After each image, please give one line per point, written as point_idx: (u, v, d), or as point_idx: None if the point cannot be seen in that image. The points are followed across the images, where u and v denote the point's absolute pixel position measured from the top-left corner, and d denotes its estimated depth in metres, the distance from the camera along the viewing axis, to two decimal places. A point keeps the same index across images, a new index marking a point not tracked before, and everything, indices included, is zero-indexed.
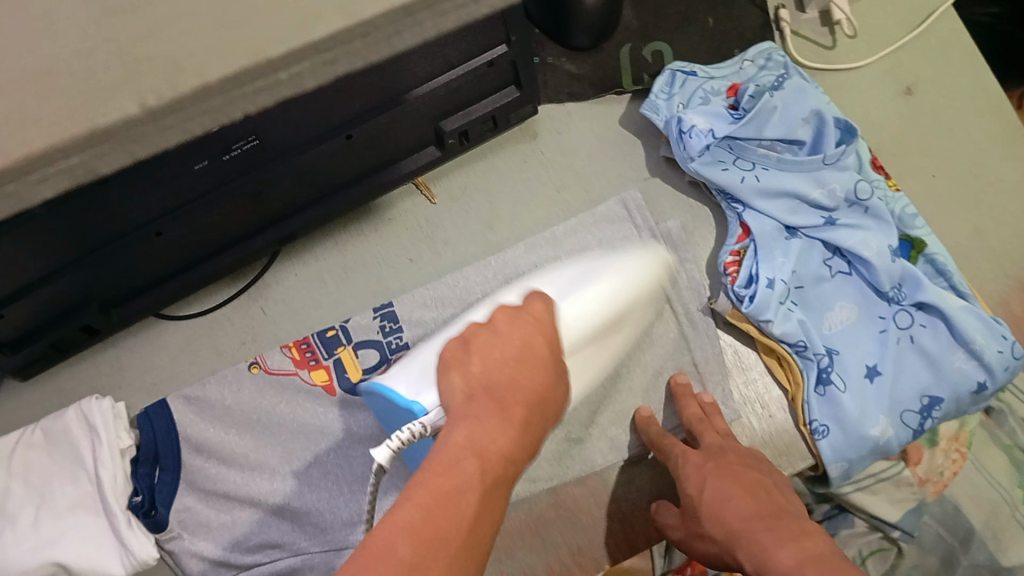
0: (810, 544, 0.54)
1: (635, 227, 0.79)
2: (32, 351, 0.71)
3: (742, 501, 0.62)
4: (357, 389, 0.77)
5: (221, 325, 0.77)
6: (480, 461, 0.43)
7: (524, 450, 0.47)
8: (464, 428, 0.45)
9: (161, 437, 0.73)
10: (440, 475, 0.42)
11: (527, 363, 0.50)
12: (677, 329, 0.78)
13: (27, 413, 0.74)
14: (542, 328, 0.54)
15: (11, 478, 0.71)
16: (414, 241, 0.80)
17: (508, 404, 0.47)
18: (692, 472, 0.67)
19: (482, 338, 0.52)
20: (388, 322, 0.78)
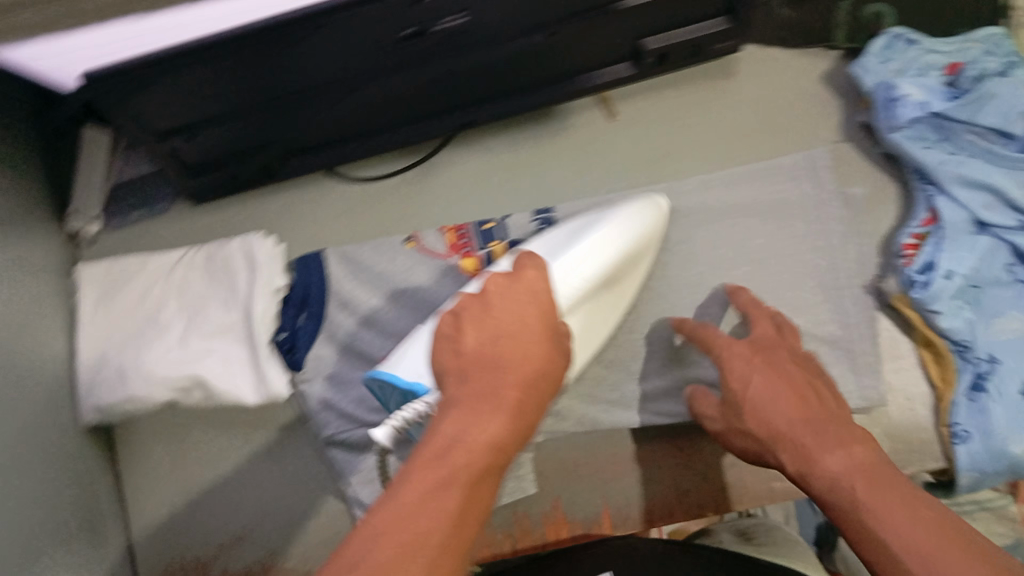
0: (859, 453, 0.52)
1: (817, 189, 0.76)
2: (210, 180, 0.75)
3: (789, 399, 0.57)
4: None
5: (386, 194, 0.79)
6: (468, 451, 0.44)
7: (522, 430, 0.47)
8: (496, 422, 0.45)
9: (314, 286, 0.76)
10: (433, 470, 0.43)
11: (539, 334, 0.49)
12: (835, 303, 0.74)
13: (192, 235, 0.79)
14: (536, 301, 0.51)
15: (169, 291, 0.75)
16: (588, 154, 0.78)
17: (502, 384, 0.46)
18: (737, 363, 0.62)
19: (489, 306, 0.50)
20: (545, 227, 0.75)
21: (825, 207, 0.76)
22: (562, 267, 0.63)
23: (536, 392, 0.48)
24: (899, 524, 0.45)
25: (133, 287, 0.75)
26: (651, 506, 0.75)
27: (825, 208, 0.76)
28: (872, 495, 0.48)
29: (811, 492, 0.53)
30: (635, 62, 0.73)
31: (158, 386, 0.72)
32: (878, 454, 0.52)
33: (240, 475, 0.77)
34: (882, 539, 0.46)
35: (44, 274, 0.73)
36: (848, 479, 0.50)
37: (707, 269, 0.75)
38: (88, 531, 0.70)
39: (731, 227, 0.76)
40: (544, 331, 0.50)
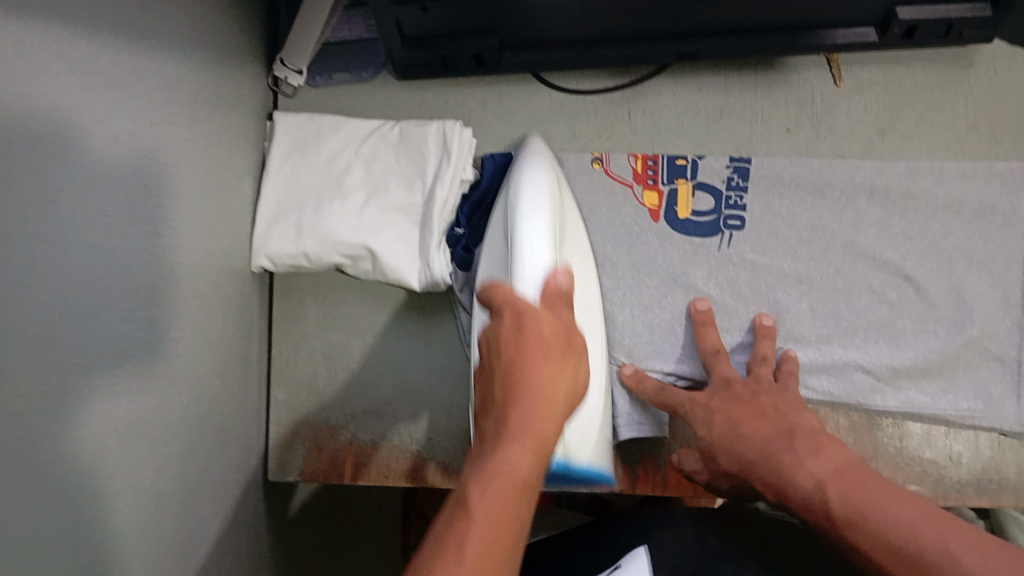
0: (834, 458, 0.54)
1: None
2: (425, 57, 0.75)
3: (756, 425, 0.61)
4: (680, 226, 0.76)
5: (589, 110, 0.79)
6: (500, 484, 0.42)
7: (545, 460, 0.45)
8: (516, 453, 0.43)
9: (495, 185, 0.76)
10: (465, 514, 0.41)
11: (553, 359, 0.48)
12: (1018, 322, 0.72)
13: (391, 108, 0.79)
14: (563, 326, 0.51)
15: (359, 159, 0.76)
16: (798, 114, 0.77)
17: (517, 419, 0.45)
18: (698, 414, 0.65)
19: (519, 328, 0.49)
20: (737, 176, 0.76)
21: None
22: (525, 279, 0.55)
23: (553, 419, 0.46)
24: (899, 516, 0.47)
25: (324, 147, 0.77)
26: None
27: None
28: (881, 506, 0.48)
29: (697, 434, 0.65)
30: (881, 30, 0.71)
31: (331, 247, 0.73)
32: (785, 396, 0.65)
33: (384, 352, 0.78)
34: (880, 531, 0.47)
35: (245, 114, 0.74)
36: (841, 486, 0.51)
37: (896, 256, 0.73)
38: (239, 366, 0.72)
39: (930, 221, 0.74)
40: (564, 352, 0.49)
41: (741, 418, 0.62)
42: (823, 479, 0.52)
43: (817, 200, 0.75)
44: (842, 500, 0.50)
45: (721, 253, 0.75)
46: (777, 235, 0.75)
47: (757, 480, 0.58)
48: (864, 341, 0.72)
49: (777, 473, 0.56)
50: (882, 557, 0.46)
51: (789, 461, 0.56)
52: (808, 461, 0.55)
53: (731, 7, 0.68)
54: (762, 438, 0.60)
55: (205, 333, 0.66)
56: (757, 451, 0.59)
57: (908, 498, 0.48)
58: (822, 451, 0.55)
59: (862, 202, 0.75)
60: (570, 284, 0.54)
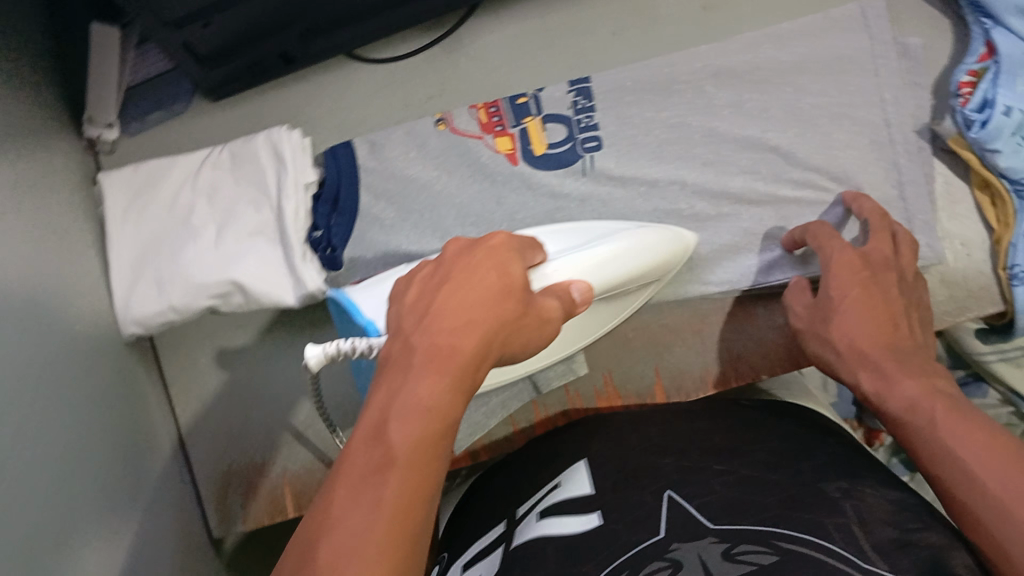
0: (938, 384, 0.51)
1: (871, 39, 0.72)
2: (230, 72, 0.71)
3: (882, 319, 0.58)
4: (541, 163, 0.72)
5: (412, 74, 0.75)
6: (399, 420, 0.40)
7: (456, 390, 0.42)
8: (426, 385, 0.41)
9: (344, 177, 0.73)
10: (372, 450, 0.39)
11: (482, 296, 0.46)
12: (893, 157, 0.71)
13: (216, 131, 0.75)
14: (498, 255, 0.49)
15: (196, 194, 0.72)
16: (621, 14, 0.75)
17: (432, 345, 0.43)
18: (842, 271, 0.61)
19: (454, 265, 0.48)
20: (582, 99, 0.73)
21: (881, 59, 0.72)
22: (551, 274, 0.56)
23: (466, 337, 0.44)
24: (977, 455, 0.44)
25: (160, 191, 0.73)
26: (703, 376, 0.71)
27: (880, 61, 0.72)
28: (966, 439, 0.45)
29: (824, 294, 0.62)
30: None
31: (195, 293, 0.69)
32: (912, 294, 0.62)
33: (293, 376, 0.75)
34: (964, 467, 0.44)
35: (68, 183, 0.69)
36: (925, 405, 0.50)
37: (758, 131, 0.72)
38: (145, 437, 0.69)
39: (783, 86, 0.72)
40: (510, 295, 0.47)
41: (876, 307, 0.58)
42: (913, 401, 0.51)
43: (666, 99, 0.73)
44: (926, 425, 0.48)
45: (590, 176, 0.72)
46: (637, 145, 0.73)
47: (861, 376, 0.56)
48: (752, 221, 0.71)
49: (878, 377, 0.54)
50: (953, 474, 0.45)
51: (887, 370, 0.54)
52: (901, 380, 0.52)
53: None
54: (885, 337, 0.57)
55: (96, 417, 0.62)
56: (889, 343, 0.56)
57: (979, 430, 0.46)
58: (929, 373, 0.53)
59: (710, 86, 0.73)
60: (581, 302, 0.54)
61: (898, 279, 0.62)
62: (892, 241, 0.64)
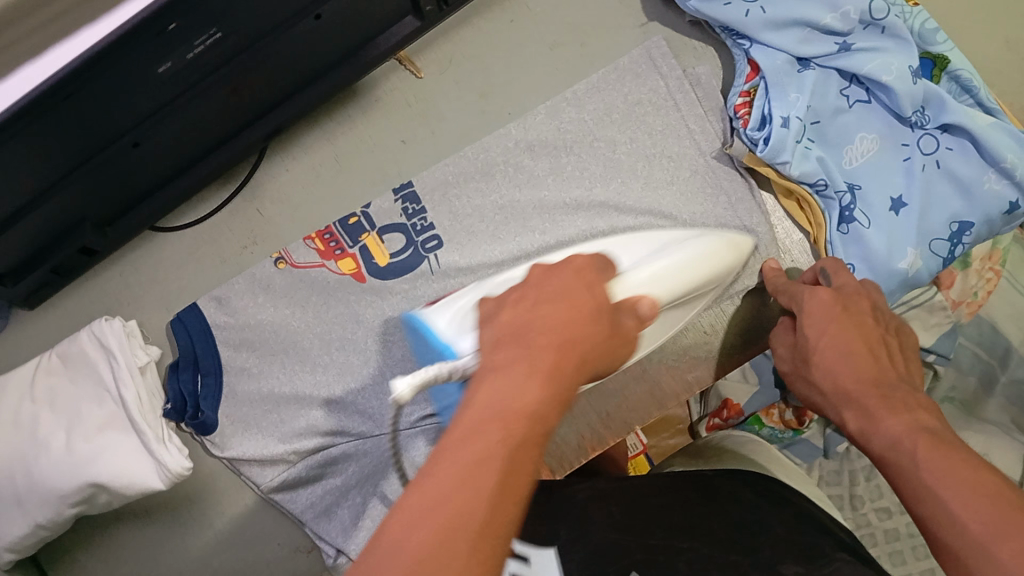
0: (925, 420, 0.49)
1: (663, 77, 0.77)
2: (35, 280, 0.71)
3: (862, 356, 0.55)
4: (388, 273, 0.74)
5: (220, 231, 0.77)
6: (501, 420, 0.35)
7: (557, 401, 0.37)
8: (530, 392, 0.36)
9: (196, 343, 0.73)
10: (464, 440, 0.34)
11: (565, 314, 0.42)
12: (691, 189, 0.75)
13: (47, 335, 0.75)
14: (584, 276, 0.46)
15: (35, 407, 0.70)
16: (406, 121, 0.78)
17: (529, 354, 0.38)
18: (817, 310, 0.59)
19: (530, 285, 0.45)
20: (411, 204, 0.76)
21: (678, 93, 0.77)
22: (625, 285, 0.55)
23: (557, 351, 0.39)
24: (952, 498, 0.42)
25: (2, 405, 0.70)
26: (580, 442, 0.76)
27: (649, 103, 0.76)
28: (946, 479, 0.43)
29: (801, 332, 0.60)
30: (419, 13, 0.73)
31: (56, 504, 0.68)
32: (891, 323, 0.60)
33: (186, 553, 0.75)
34: (942, 512, 0.42)
35: None
36: (909, 441, 0.47)
37: (585, 190, 0.75)
38: None
39: (586, 145, 0.76)
40: (595, 315, 0.43)
41: (844, 343, 0.56)
42: (897, 440, 0.48)
43: (488, 181, 0.76)
44: (905, 463, 0.47)
45: (439, 275, 0.73)
46: (475, 232, 0.74)
47: (849, 415, 0.54)
48: None
49: (861, 413, 0.52)
50: (937, 520, 0.42)
51: (870, 407, 0.52)
52: (883, 415, 0.51)
53: (291, 61, 0.68)
54: (867, 371, 0.54)
55: None
56: (863, 378, 0.54)
57: (967, 465, 0.43)
58: (913, 408, 0.50)
59: (527, 160, 0.76)
60: (648, 318, 0.48)
61: (873, 307, 0.60)
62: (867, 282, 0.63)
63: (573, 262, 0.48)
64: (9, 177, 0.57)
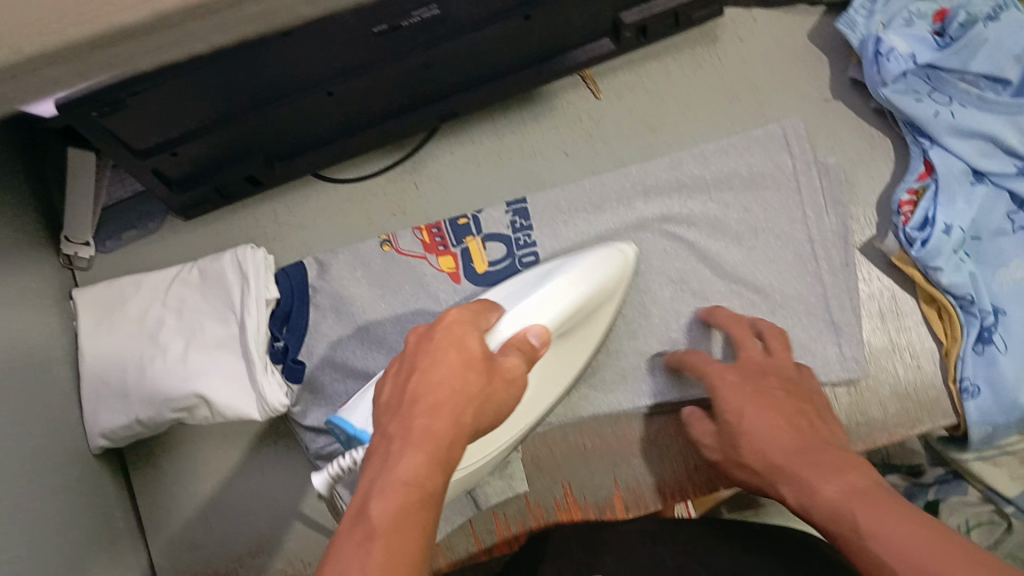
0: (854, 478, 0.50)
1: (793, 158, 0.78)
2: (197, 194, 0.74)
3: (783, 436, 0.57)
4: (482, 280, 0.76)
5: (373, 194, 0.80)
6: (383, 496, 0.39)
7: (444, 458, 0.41)
8: (412, 460, 0.40)
9: (294, 297, 0.76)
10: (359, 525, 0.38)
11: (454, 367, 0.45)
12: (822, 270, 0.76)
13: (188, 249, 0.78)
14: (458, 336, 0.48)
15: (164, 313, 0.75)
16: (571, 135, 0.80)
17: (409, 420, 0.42)
18: (731, 393, 0.64)
19: (410, 352, 0.47)
20: (519, 218, 0.77)
21: (828, 176, 0.78)
22: (520, 310, 0.57)
23: (439, 404, 0.43)
24: (900, 536, 0.43)
25: (129, 309, 0.74)
26: (658, 487, 0.75)
27: (801, 177, 0.77)
28: (877, 520, 0.45)
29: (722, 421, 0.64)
30: (615, 38, 0.75)
31: (160, 407, 0.71)
32: (824, 407, 0.63)
33: (255, 487, 0.77)
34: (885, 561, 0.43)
35: (46, 296, 0.71)
36: (845, 505, 0.48)
37: (721, 245, 0.77)
38: (118, 546, 0.70)
39: (706, 202, 0.77)
40: (477, 365, 0.46)
41: (771, 431, 0.58)
42: (837, 505, 0.48)
43: (628, 212, 0.77)
44: (851, 527, 0.46)
45: None
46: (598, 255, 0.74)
47: (783, 489, 0.54)
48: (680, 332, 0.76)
49: (798, 485, 0.53)
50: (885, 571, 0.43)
51: (805, 481, 0.52)
52: (825, 484, 0.50)
53: (485, 53, 0.70)
54: (807, 453, 0.55)
55: (75, 527, 0.63)
56: (789, 456, 0.55)
57: (905, 511, 0.45)
58: (844, 470, 0.51)
59: (672, 204, 0.77)
60: (541, 344, 0.54)
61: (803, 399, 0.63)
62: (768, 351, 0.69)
63: (422, 326, 0.49)
64: (203, 95, 0.60)
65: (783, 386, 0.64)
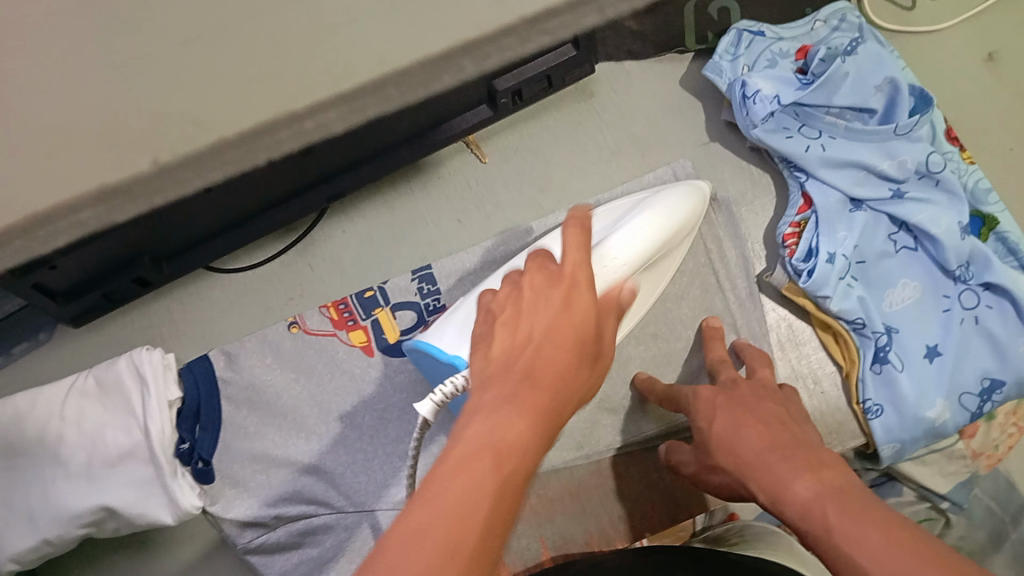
0: (829, 477, 0.52)
1: None
2: (85, 302, 0.73)
3: (755, 432, 0.59)
4: (395, 350, 0.77)
5: (270, 281, 0.79)
6: (500, 456, 0.34)
7: (546, 430, 0.36)
8: (519, 427, 0.35)
9: (203, 390, 0.74)
10: (463, 473, 0.33)
11: (579, 352, 0.39)
12: (724, 307, 0.79)
13: (85, 357, 0.77)
14: (579, 312, 0.40)
15: (62, 424, 0.71)
16: (462, 202, 0.82)
17: (523, 387, 0.37)
18: (703, 405, 0.66)
19: (518, 307, 0.40)
20: (426, 284, 0.78)
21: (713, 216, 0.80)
22: (615, 242, 0.59)
23: (564, 371, 0.38)
24: (874, 548, 0.44)
25: (27, 425, 0.70)
26: (586, 542, 0.75)
27: None
28: (850, 523, 0.46)
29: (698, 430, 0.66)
30: (493, 105, 0.76)
31: (67, 524, 0.68)
32: (789, 401, 0.66)
33: None
34: (859, 564, 0.44)
35: None
36: (818, 507, 0.50)
37: None
38: None
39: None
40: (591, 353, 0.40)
41: (742, 421, 0.62)
42: (808, 502, 0.51)
43: None
44: (821, 527, 0.48)
45: None
46: None
47: (754, 486, 0.56)
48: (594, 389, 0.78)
49: (769, 483, 0.55)
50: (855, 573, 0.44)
51: (779, 474, 0.54)
52: (800, 479, 0.52)
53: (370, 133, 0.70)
54: (780, 441, 0.57)
55: None
56: (761, 449, 0.58)
57: (865, 510, 0.47)
58: (818, 467, 0.53)
59: None
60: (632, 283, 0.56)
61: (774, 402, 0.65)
62: (756, 357, 0.73)
63: (531, 283, 0.42)
64: None
65: (760, 395, 0.65)
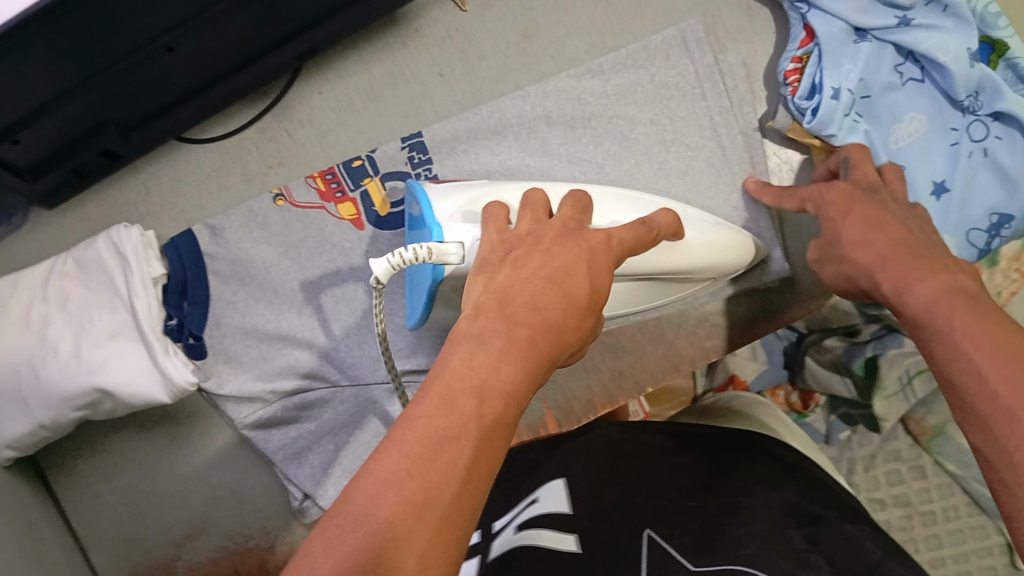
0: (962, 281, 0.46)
1: (694, 64, 0.74)
2: (54, 177, 0.69)
3: (890, 230, 0.53)
4: (386, 224, 0.73)
5: (245, 149, 0.76)
6: (483, 399, 0.32)
7: (541, 372, 0.35)
8: (511, 368, 0.33)
9: (188, 267, 0.72)
10: (433, 421, 0.30)
11: (589, 274, 0.39)
12: None
13: (63, 238, 0.74)
14: (591, 253, 0.40)
15: (46, 306, 0.68)
16: (442, 54, 0.78)
17: (515, 322, 0.35)
18: (838, 200, 0.60)
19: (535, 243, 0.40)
20: (417, 153, 0.74)
21: (705, 82, 0.74)
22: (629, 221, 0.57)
23: (570, 320, 0.37)
24: (979, 354, 0.38)
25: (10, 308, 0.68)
26: (588, 397, 0.76)
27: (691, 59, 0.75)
28: (962, 318, 0.41)
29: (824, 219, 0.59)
30: None
31: (61, 406, 0.66)
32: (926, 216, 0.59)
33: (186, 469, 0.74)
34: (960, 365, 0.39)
35: None
36: (936, 303, 0.44)
37: (620, 145, 0.74)
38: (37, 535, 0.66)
39: (613, 119, 0.74)
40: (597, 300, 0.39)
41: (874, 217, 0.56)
42: (929, 296, 0.44)
43: (501, 141, 0.74)
44: (938, 321, 0.42)
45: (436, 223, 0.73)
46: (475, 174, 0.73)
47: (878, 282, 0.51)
48: None
49: (893, 278, 0.49)
50: (961, 372, 0.38)
51: (902, 275, 0.48)
52: (927, 281, 0.46)
53: None
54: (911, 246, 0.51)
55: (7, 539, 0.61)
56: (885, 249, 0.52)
57: (984, 320, 0.40)
58: (948, 270, 0.47)
59: (543, 126, 0.74)
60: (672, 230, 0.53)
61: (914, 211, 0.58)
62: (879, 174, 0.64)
63: (555, 226, 0.42)
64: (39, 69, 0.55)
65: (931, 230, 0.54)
